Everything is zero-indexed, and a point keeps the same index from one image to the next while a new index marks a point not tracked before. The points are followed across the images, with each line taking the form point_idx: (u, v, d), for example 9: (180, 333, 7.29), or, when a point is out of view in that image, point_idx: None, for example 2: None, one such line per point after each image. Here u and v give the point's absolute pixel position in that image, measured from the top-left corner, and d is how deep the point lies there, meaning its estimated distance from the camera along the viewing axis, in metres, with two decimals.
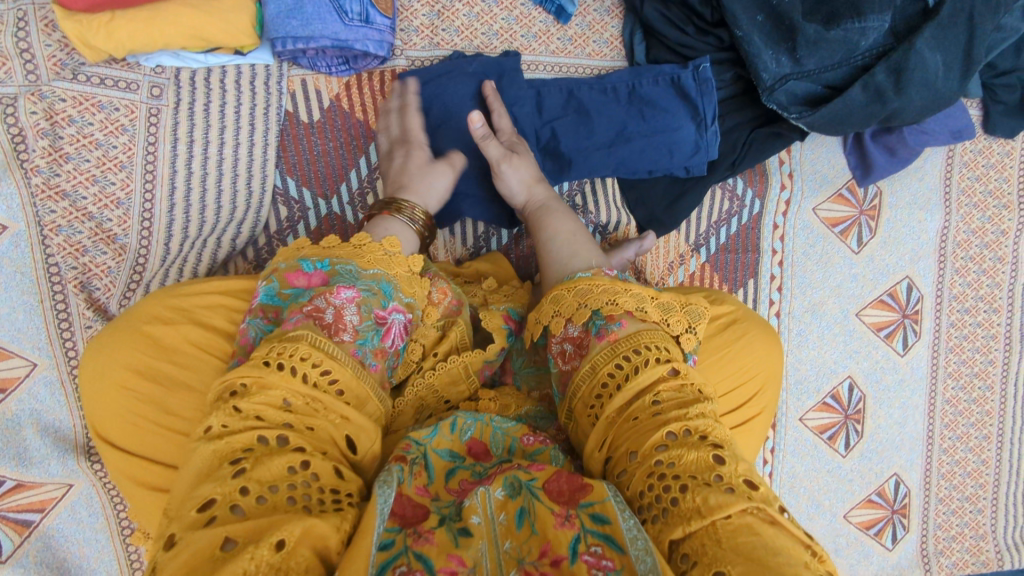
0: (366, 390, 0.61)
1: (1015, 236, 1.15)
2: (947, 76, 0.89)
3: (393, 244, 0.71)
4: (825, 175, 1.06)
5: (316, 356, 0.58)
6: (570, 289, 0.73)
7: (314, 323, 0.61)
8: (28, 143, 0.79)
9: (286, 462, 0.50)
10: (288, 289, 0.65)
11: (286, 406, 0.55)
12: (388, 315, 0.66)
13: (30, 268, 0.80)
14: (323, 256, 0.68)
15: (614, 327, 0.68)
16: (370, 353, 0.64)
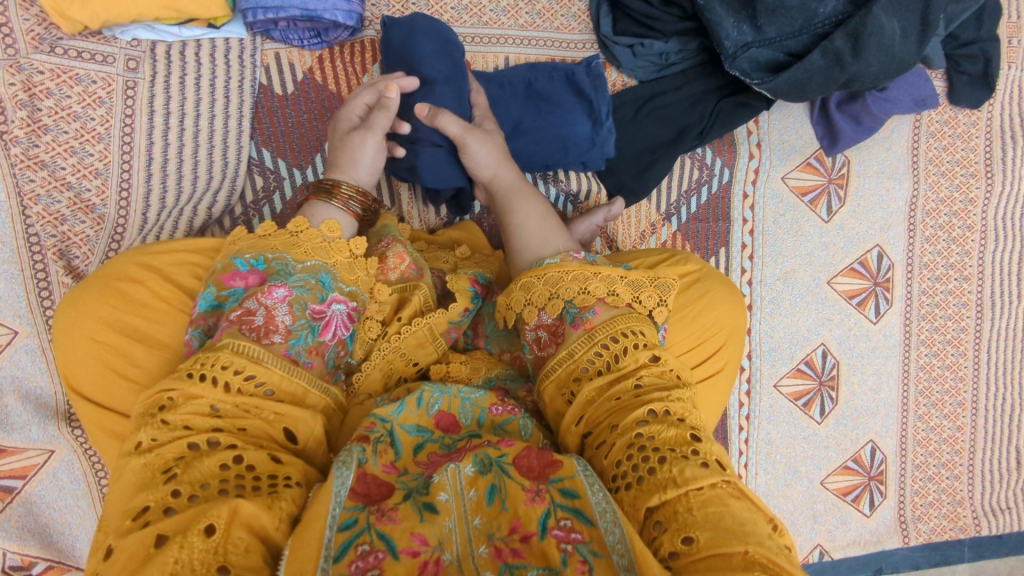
0: (300, 388, 0.62)
1: (982, 205, 1.17)
2: (905, 41, 0.91)
3: (330, 229, 0.72)
4: (793, 145, 1.08)
5: (236, 361, 0.58)
6: (540, 277, 0.73)
7: (241, 329, 0.62)
8: (7, 114, 0.81)
9: (216, 461, 0.51)
10: (226, 292, 0.66)
11: (213, 412, 0.55)
12: (327, 308, 0.67)
13: (11, 237, 0.82)
14: (257, 252, 0.68)
15: (589, 315, 0.69)
16: (305, 351, 0.64)
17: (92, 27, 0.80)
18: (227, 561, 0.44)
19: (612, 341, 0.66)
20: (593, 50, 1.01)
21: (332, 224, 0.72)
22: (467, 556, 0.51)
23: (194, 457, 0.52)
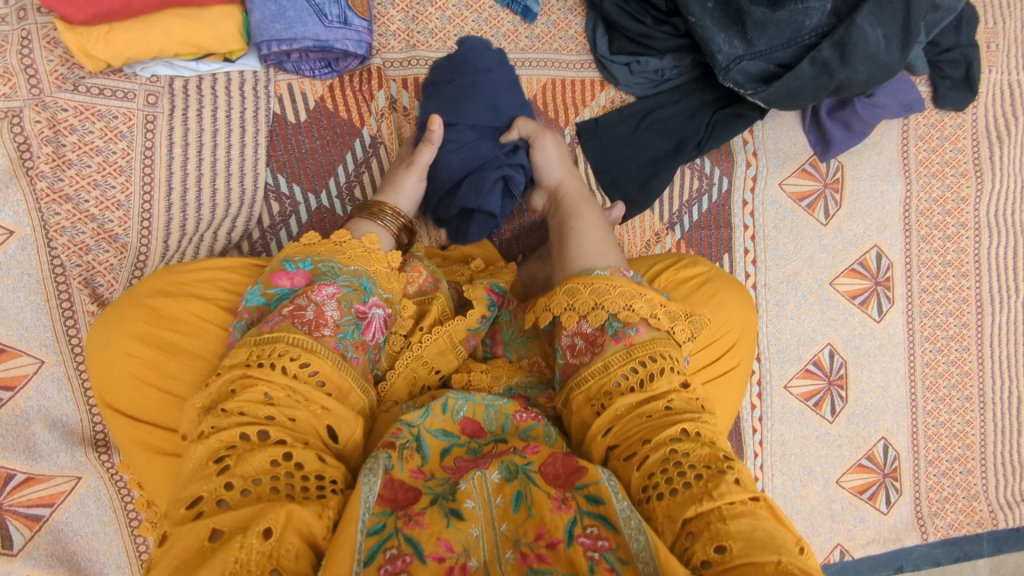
0: (347, 382, 0.64)
1: (974, 203, 1.21)
2: (888, 49, 0.96)
3: (371, 240, 0.77)
4: (787, 152, 1.12)
5: (300, 355, 0.61)
6: (587, 285, 0.73)
7: (293, 321, 0.64)
8: (33, 150, 0.84)
9: (268, 456, 0.53)
10: (274, 290, 0.69)
11: (265, 403, 0.57)
12: (369, 310, 0.70)
13: (37, 269, 0.85)
14: (305, 255, 0.73)
15: (631, 331, 0.69)
16: (351, 346, 0.67)
17: (115, 65, 0.83)
18: (281, 564, 0.46)
19: (653, 364, 0.67)
20: (591, 69, 1.05)
21: (373, 237, 0.77)
22: (494, 562, 0.52)
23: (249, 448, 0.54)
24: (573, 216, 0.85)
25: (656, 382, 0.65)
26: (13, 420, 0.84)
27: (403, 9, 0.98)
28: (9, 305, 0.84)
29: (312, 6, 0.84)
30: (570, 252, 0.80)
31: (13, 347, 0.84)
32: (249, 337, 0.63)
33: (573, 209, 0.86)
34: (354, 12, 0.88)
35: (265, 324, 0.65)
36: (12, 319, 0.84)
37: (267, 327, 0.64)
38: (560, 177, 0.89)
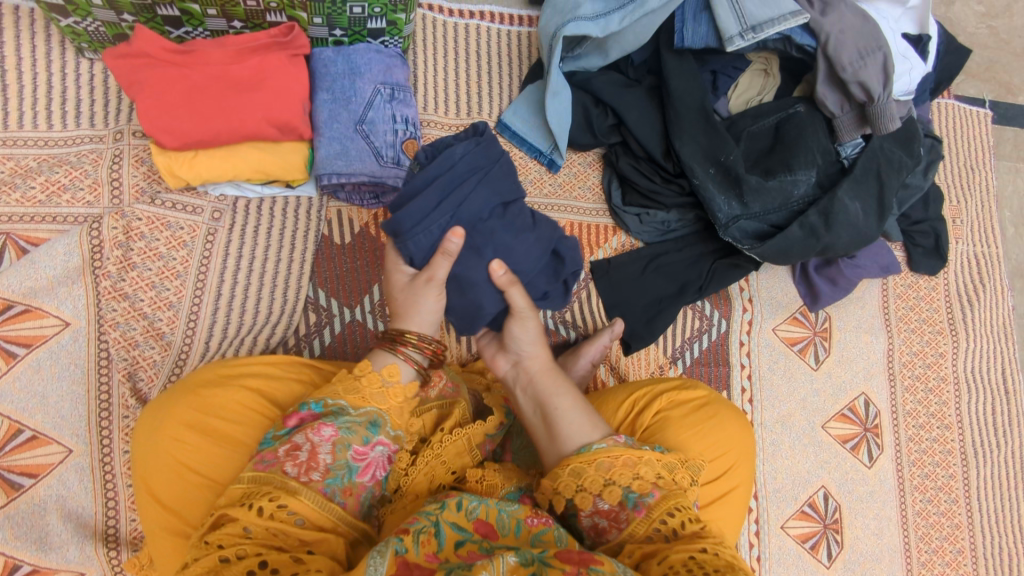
0: (332, 522, 0.68)
1: (951, 358, 1.31)
2: (867, 219, 1.10)
3: (389, 374, 0.78)
4: (779, 300, 1.23)
5: (277, 494, 0.66)
6: (590, 463, 0.75)
7: (286, 464, 0.69)
8: (104, 253, 0.93)
9: (244, 568, 0.59)
10: (280, 430, 0.73)
11: (245, 533, 0.63)
12: (369, 450, 0.73)
13: (84, 361, 0.90)
14: (319, 395, 0.76)
15: (648, 499, 0.72)
16: (339, 491, 0.71)
17: (192, 184, 0.94)
18: None
19: (672, 507, 0.71)
20: (605, 216, 1.18)
21: (392, 369, 0.78)
22: None
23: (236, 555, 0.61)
24: (550, 394, 0.83)
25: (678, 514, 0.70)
26: (30, 509, 0.85)
27: None
28: (51, 393, 0.89)
29: (371, 149, 0.96)
30: (561, 437, 0.79)
31: (45, 435, 0.88)
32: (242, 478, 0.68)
33: (552, 386, 0.84)
34: (407, 154, 0.99)
35: (260, 463, 0.69)
36: (51, 408, 0.88)
37: (262, 466, 0.69)
38: (535, 350, 0.86)
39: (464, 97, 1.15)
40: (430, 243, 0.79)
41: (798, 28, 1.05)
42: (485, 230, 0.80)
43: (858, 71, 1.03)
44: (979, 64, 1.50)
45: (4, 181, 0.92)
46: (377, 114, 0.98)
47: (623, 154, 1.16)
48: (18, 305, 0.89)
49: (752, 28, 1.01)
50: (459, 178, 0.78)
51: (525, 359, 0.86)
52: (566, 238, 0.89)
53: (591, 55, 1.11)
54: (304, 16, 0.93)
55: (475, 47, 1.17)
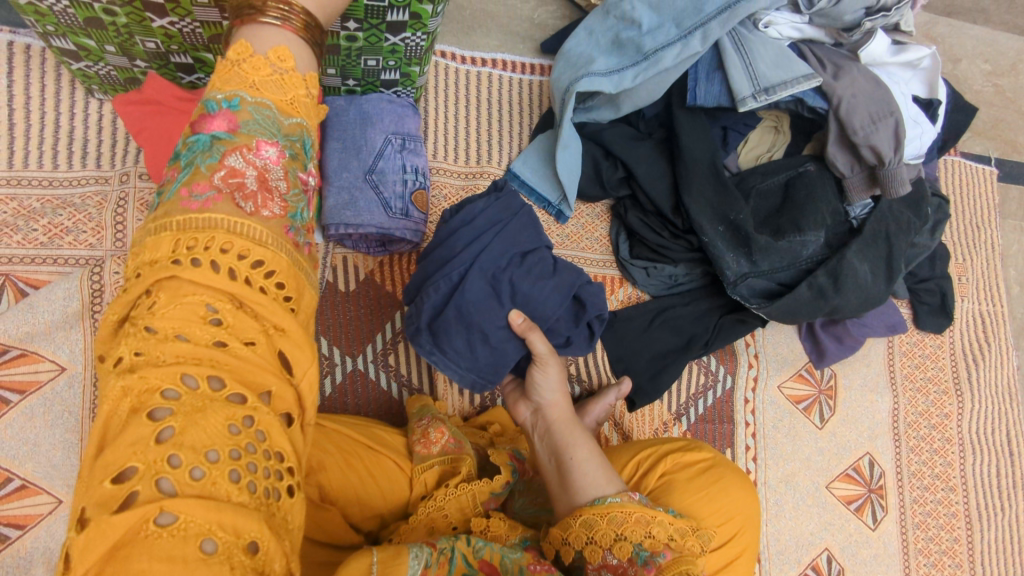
0: (293, 275, 0.53)
1: (956, 419, 1.30)
2: (875, 281, 1.10)
3: (279, 57, 0.61)
4: (785, 357, 1.22)
5: (235, 247, 0.49)
6: (603, 516, 0.71)
7: (234, 194, 0.53)
8: (104, 298, 0.91)
9: (225, 418, 0.42)
10: (194, 137, 0.55)
11: (205, 297, 0.47)
12: (308, 180, 0.61)
13: (78, 408, 0.89)
14: (231, 93, 0.57)
15: (659, 558, 0.69)
16: (302, 228, 0.58)
17: None
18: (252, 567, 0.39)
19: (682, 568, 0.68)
20: (612, 268, 1.17)
21: (281, 53, 0.61)
22: None
23: (195, 407, 0.42)
24: (567, 443, 0.81)
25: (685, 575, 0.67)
26: (15, 562, 0.82)
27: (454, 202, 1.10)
28: (44, 441, 0.87)
29: (380, 200, 0.95)
30: (575, 485, 0.76)
31: (35, 484, 0.85)
32: (169, 220, 0.50)
33: (567, 432, 0.82)
34: (415, 206, 0.98)
35: (192, 199, 0.51)
36: (42, 457, 0.86)
37: (194, 202, 0.51)
38: (555, 396, 0.85)
39: (473, 146, 1.14)
40: (445, 293, 0.83)
41: (810, 91, 1.05)
42: (503, 280, 0.83)
43: (869, 135, 1.03)
44: (985, 123, 1.51)
45: (6, 222, 0.91)
46: (388, 164, 0.97)
47: (631, 207, 1.15)
48: (14, 350, 0.87)
49: (765, 90, 1.01)
50: (473, 232, 0.84)
51: (544, 405, 0.86)
52: (588, 282, 0.88)
53: (602, 107, 1.11)
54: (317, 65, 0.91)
55: (486, 95, 1.17)
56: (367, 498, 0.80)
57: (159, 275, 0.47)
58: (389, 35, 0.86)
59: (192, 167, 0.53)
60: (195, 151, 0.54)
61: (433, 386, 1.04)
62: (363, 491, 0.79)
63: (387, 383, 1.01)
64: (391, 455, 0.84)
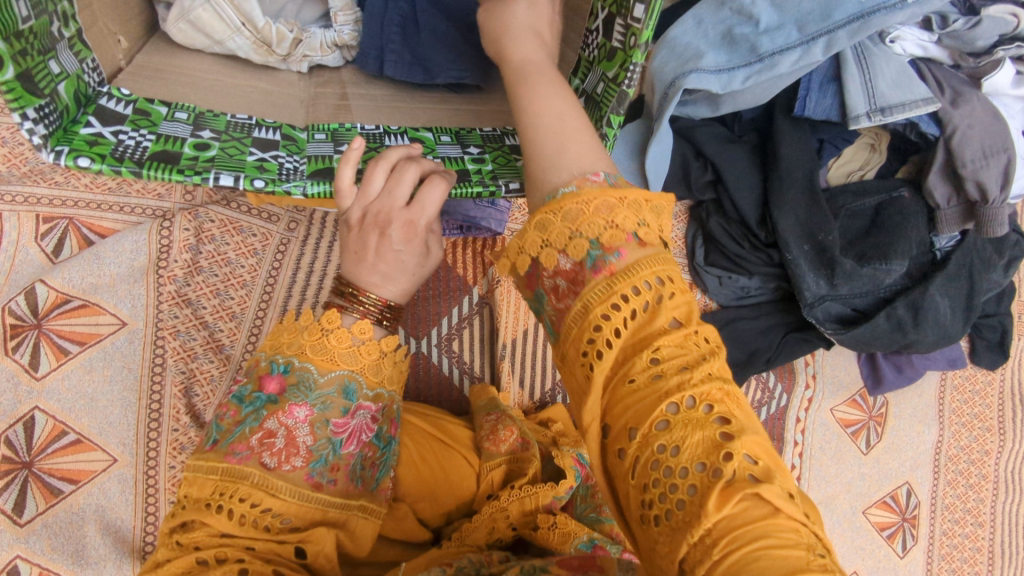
0: (320, 511, 0.58)
1: (996, 457, 1.29)
2: (953, 318, 1.09)
3: (360, 330, 0.61)
4: (842, 380, 1.20)
5: (253, 494, 0.55)
6: (557, 212, 0.46)
7: (261, 457, 0.56)
8: (171, 254, 0.87)
9: None
10: (255, 391, 0.59)
11: (222, 535, 0.54)
12: (350, 420, 0.60)
13: (137, 365, 0.85)
14: (288, 352, 0.60)
15: (612, 257, 0.45)
16: (325, 470, 0.59)
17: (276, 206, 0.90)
18: None
19: (719, 469, 0.38)
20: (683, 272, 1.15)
21: (363, 325, 0.61)
22: None
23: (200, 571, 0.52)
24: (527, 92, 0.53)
25: (754, 515, 0.36)
26: (69, 517, 0.81)
27: None
28: (101, 397, 0.83)
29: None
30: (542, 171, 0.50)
31: (90, 440, 0.83)
32: (213, 465, 0.56)
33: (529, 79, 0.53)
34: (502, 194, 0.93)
35: (231, 456, 0.56)
36: (99, 412, 0.83)
37: (233, 460, 0.56)
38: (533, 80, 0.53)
39: None
40: None
41: (926, 116, 0.98)
42: None
43: (977, 170, 0.98)
44: None
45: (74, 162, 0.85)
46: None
47: (714, 213, 1.11)
48: (76, 300, 0.83)
49: (881, 110, 0.95)
50: None
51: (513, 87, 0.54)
52: None
53: (699, 103, 1.02)
54: (428, 136, 0.72)
55: None
56: (437, 487, 0.80)
57: (193, 511, 0.55)
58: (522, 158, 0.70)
59: (241, 425, 0.58)
60: (246, 409, 0.59)
61: (494, 375, 1.02)
62: (434, 482, 0.80)
63: (448, 369, 0.99)
64: (459, 449, 0.86)
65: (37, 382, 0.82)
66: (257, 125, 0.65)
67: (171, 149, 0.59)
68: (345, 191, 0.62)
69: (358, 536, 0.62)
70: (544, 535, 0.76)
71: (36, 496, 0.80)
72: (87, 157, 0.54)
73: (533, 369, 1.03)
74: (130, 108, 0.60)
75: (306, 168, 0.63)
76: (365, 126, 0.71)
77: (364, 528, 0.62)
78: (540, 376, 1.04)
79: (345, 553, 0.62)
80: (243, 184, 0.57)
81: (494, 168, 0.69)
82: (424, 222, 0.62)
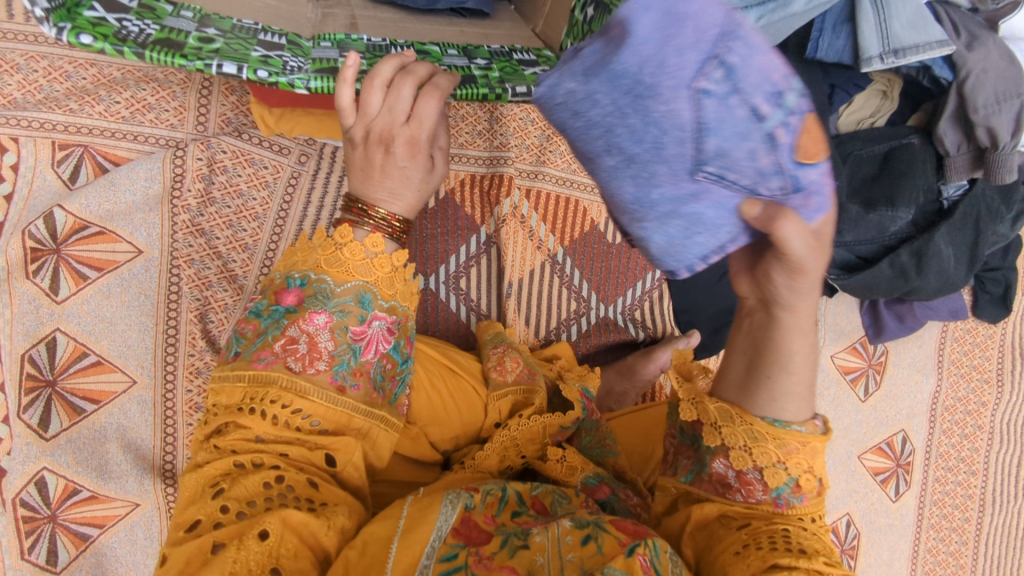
0: (346, 416, 0.62)
1: (993, 408, 1.31)
2: (957, 264, 1.11)
3: (374, 245, 0.64)
4: (844, 329, 1.23)
5: (284, 396, 0.59)
6: (775, 438, 0.53)
7: (286, 361, 0.60)
8: (185, 184, 0.89)
9: (261, 479, 0.55)
10: (272, 305, 0.63)
11: (256, 440, 0.58)
12: (367, 329, 0.64)
13: (154, 292, 0.87)
14: (305, 270, 0.64)
15: (797, 499, 0.53)
16: (349, 374, 0.62)
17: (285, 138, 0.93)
18: (279, 563, 0.50)
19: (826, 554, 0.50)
20: None
21: (376, 240, 0.65)
22: None
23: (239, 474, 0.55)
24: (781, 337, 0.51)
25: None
26: (92, 434, 0.85)
27: (541, 127, 1.06)
28: (120, 321, 0.86)
29: (753, 165, 0.45)
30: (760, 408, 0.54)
31: (110, 362, 0.86)
32: (239, 373, 0.59)
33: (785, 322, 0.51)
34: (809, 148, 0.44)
35: (256, 363, 0.60)
36: (118, 335, 0.86)
37: (259, 365, 0.60)
38: (805, 300, 0.49)
39: None
40: None
41: (939, 58, 0.97)
42: None
43: (989, 116, 0.97)
44: None
45: (87, 90, 0.86)
46: (751, 52, 0.43)
47: None
48: (93, 226, 0.85)
49: (894, 52, 0.94)
50: None
51: (780, 305, 0.50)
52: None
53: None
54: (434, 49, 0.75)
55: None
56: (447, 419, 0.82)
57: (226, 415, 0.58)
58: (527, 67, 0.75)
59: (264, 335, 0.61)
60: (266, 322, 0.62)
61: (500, 313, 1.04)
62: (442, 414, 0.82)
63: (456, 306, 1.02)
64: (471, 381, 0.88)
65: (57, 306, 0.84)
66: (262, 30, 0.68)
67: (176, 40, 0.62)
68: (347, 110, 0.64)
69: (380, 447, 0.66)
70: (551, 467, 0.79)
71: (60, 413, 0.84)
72: (90, 36, 0.58)
73: (539, 309, 1.05)
74: (134, 2, 0.62)
75: (310, 66, 0.66)
76: (372, 38, 0.74)
77: (383, 439, 0.66)
78: (547, 313, 1.06)
79: (368, 465, 0.67)
80: (247, 74, 0.62)
81: (501, 74, 0.73)
82: (425, 137, 0.65)
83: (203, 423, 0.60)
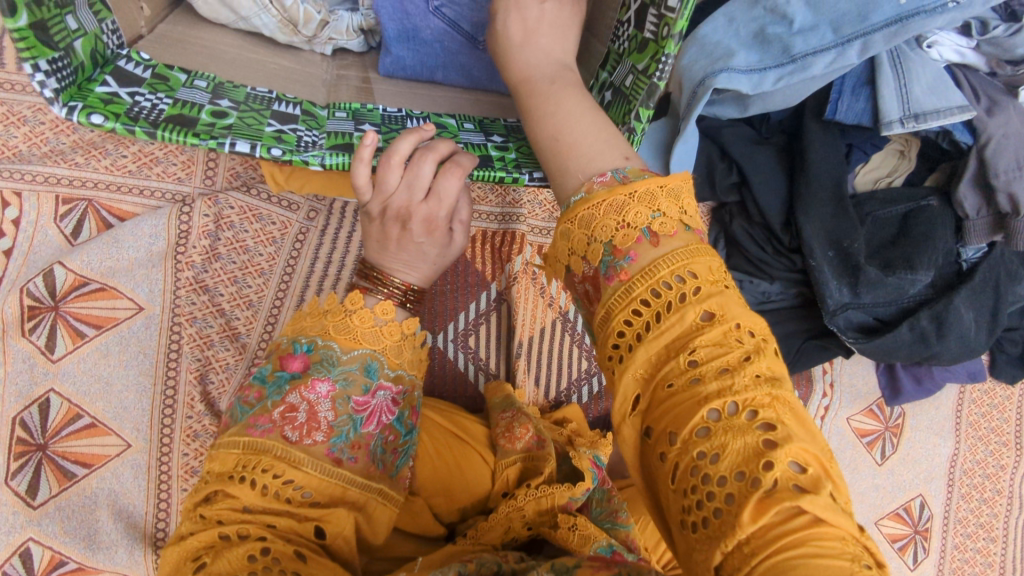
0: (341, 487, 0.55)
1: (1011, 472, 1.27)
2: (978, 331, 1.08)
3: (384, 311, 0.62)
4: (860, 389, 1.20)
5: (277, 465, 0.53)
6: (574, 219, 0.47)
7: (284, 431, 0.55)
8: (190, 240, 0.86)
9: (244, 552, 0.48)
10: (277, 370, 0.58)
11: (244, 510, 0.51)
12: (371, 398, 0.59)
13: (153, 350, 0.84)
14: (312, 335, 0.60)
15: (623, 262, 0.45)
16: (346, 447, 0.57)
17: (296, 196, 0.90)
18: None
19: (762, 479, 0.36)
20: None
21: (386, 306, 0.62)
22: None
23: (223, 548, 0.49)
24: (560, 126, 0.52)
25: (798, 525, 0.35)
26: (81, 500, 0.82)
27: None
28: (116, 382, 0.83)
29: None
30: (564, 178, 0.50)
31: (104, 426, 0.82)
32: (235, 440, 0.55)
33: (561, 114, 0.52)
34: None
35: (253, 429, 0.55)
36: (113, 397, 0.83)
37: (256, 431, 0.55)
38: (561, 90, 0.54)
39: None
40: None
41: (960, 124, 0.96)
42: None
43: (1011, 180, 0.96)
44: None
45: (94, 142, 0.84)
46: None
47: (737, 216, 1.10)
48: (94, 283, 0.82)
49: (915, 116, 0.92)
50: None
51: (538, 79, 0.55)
52: None
53: (726, 104, 0.97)
54: (451, 122, 0.73)
55: None
56: (454, 489, 0.79)
57: (216, 483, 0.53)
58: None
59: (264, 400, 0.57)
60: (269, 386, 0.57)
61: (509, 372, 1.01)
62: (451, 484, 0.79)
63: (463, 364, 0.99)
64: (477, 449, 0.85)
65: (52, 365, 0.82)
66: (275, 99, 0.66)
67: (188, 114, 0.59)
68: (363, 187, 0.61)
69: (377, 522, 0.58)
70: (563, 536, 0.71)
71: (50, 479, 0.81)
72: (101, 114, 0.55)
73: (548, 369, 1.03)
74: (148, 72, 0.60)
75: (324, 142, 0.64)
76: (388, 109, 0.72)
77: (381, 512, 0.59)
78: (557, 372, 1.03)
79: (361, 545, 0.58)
80: (260, 152, 0.59)
81: (518, 155, 0.69)
82: (444, 215, 0.63)
83: (190, 492, 0.54)
